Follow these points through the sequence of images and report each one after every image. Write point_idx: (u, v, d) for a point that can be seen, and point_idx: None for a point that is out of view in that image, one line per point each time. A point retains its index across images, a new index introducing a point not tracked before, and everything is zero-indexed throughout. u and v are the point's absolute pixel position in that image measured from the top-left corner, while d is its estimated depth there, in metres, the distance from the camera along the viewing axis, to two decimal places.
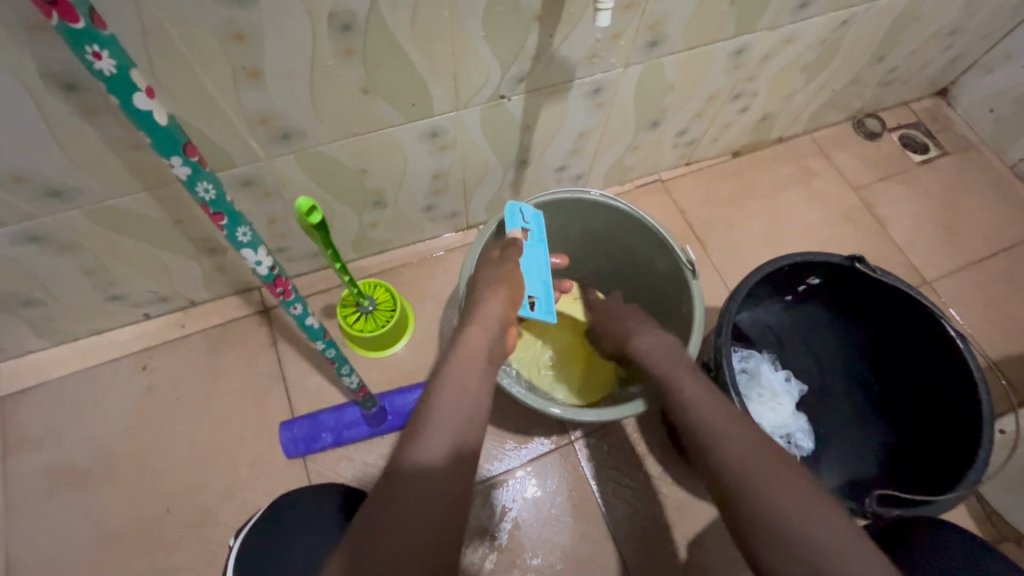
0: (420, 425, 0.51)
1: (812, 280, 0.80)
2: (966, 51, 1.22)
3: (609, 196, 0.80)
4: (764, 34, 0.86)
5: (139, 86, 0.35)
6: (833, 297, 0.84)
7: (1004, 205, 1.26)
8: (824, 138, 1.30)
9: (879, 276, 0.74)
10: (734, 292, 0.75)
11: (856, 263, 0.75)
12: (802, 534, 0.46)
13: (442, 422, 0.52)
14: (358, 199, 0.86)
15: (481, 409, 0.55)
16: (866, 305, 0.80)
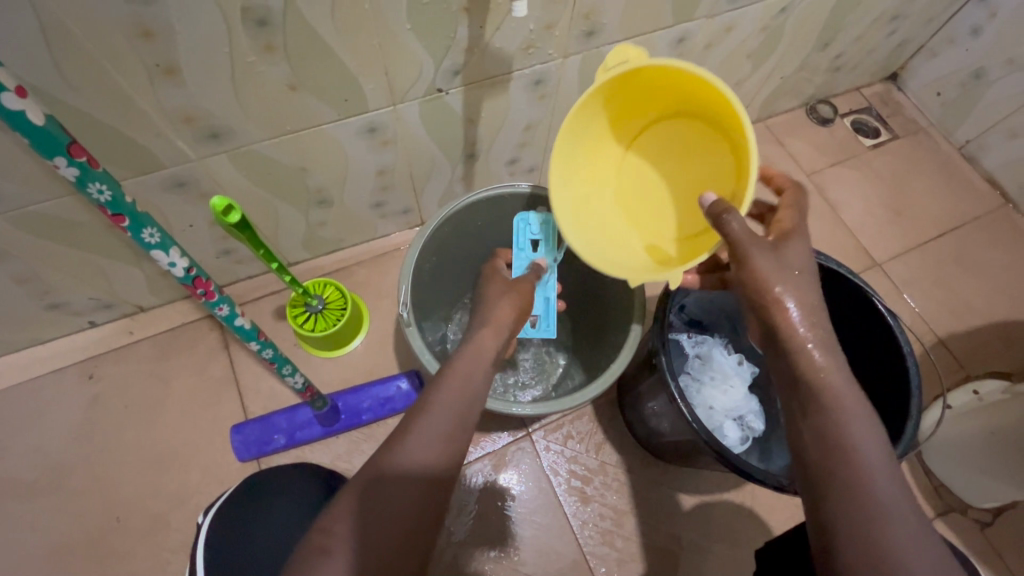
0: (411, 422, 0.51)
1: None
2: (912, 36, 1.24)
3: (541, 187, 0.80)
4: (704, 22, 0.87)
5: (8, 85, 0.34)
6: None
7: (952, 186, 1.29)
8: (777, 125, 1.31)
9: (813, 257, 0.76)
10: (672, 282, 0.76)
11: None
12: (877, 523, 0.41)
13: (431, 425, 0.50)
14: (301, 198, 0.85)
15: (455, 408, 0.52)
16: None
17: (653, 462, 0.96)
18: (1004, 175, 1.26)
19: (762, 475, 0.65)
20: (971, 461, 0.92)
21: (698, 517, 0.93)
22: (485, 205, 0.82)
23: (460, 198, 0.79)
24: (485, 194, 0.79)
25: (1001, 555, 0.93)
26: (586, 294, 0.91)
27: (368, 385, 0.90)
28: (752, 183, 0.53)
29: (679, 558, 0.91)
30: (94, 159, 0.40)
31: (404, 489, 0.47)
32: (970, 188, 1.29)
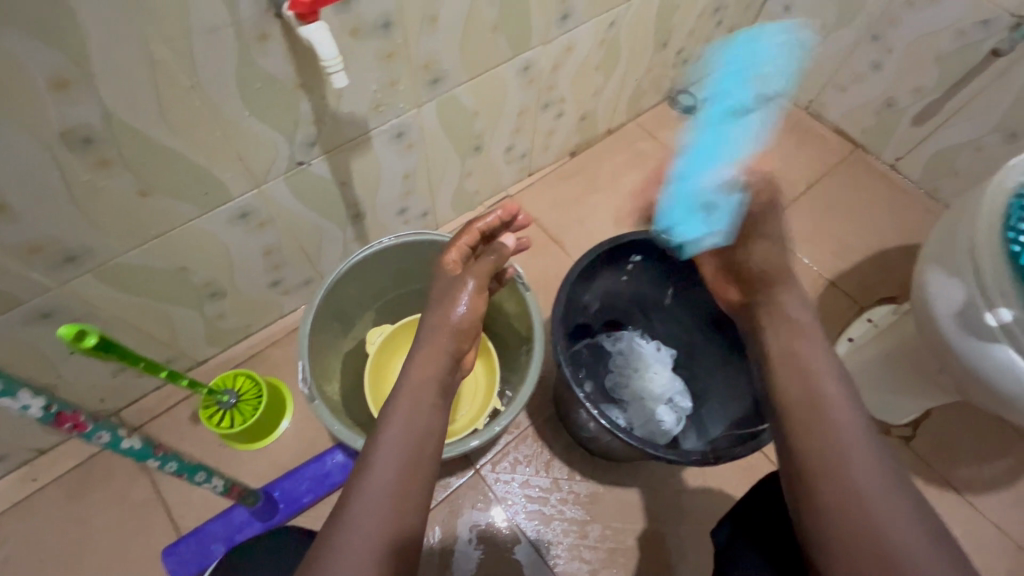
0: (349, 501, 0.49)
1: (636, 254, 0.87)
2: (738, 22, 1.38)
3: (425, 232, 0.83)
4: (542, 49, 0.94)
5: None
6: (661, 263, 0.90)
7: (809, 144, 1.42)
8: (647, 121, 1.41)
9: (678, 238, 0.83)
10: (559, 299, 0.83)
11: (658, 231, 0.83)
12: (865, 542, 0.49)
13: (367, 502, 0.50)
14: (188, 296, 0.83)
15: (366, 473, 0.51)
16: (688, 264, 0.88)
17: (603, 466, 0.98)
18: (847, 124, 1.40)
19: (672, 458, 0.72)
20: (877, 383, 1.00)
21: (658, 506, 0.95)
22: (380, 259, 0.83)
23: (349, 260, 0.79)
24: (379, 247, 0.80)
25: (928, 463, 1.01)
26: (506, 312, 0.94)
27: (302, 466, 0.88)
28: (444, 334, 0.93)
29: (646, 551, 0.93)
30: None
31: (368, 536, 0.48)
32: (824, 141, 1.43)
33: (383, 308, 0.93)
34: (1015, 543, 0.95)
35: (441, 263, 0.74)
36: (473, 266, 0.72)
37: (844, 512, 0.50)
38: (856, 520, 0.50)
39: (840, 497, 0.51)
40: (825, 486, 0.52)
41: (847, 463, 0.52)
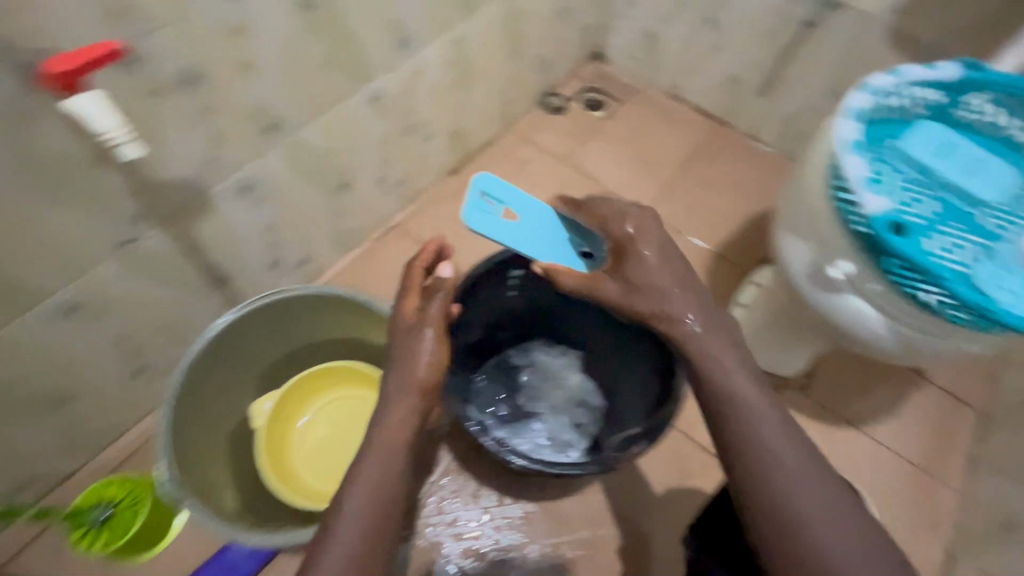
0: None
1: (515, 269, 0.84)
2: (589, 21, 1.43)
3: (285, 290, 0.77)
4: (388, 76, 0.91)
5: None
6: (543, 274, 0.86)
7: (677, 126, 1.49)
8: (522, 127, 1.42)
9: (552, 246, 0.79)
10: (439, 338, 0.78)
11: None
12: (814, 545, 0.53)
13: None
14: (29, 408, 0.73)
15: None
16: None
17: (532, 482, 0.96)
18: (705, 103, 1.49)
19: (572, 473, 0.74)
20: (768, 342, 1.05)
21: (591, 509, 0.95)
22: (236, 330, 0.77)
23: (201, 341, 0.73)
24: (224, 323, 0.74)
25: (826, 405, 1.08)
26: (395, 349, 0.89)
27: (202, 567, 0.79)
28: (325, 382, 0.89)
29: (586, 558, 0.92)
30: None
31: None
32: (690, 121, 1.50)
33: (264, 369, 0.87)
34: (911, 461, 1.04)
35: (398, 313, 0.70)
36: (428, 310, 0.67)
37: (772, 523, 0.54)
38: (785, 526, 0.54)
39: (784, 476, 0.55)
40: (751, 491, 0.56)
41: (774, 476, 0.55)
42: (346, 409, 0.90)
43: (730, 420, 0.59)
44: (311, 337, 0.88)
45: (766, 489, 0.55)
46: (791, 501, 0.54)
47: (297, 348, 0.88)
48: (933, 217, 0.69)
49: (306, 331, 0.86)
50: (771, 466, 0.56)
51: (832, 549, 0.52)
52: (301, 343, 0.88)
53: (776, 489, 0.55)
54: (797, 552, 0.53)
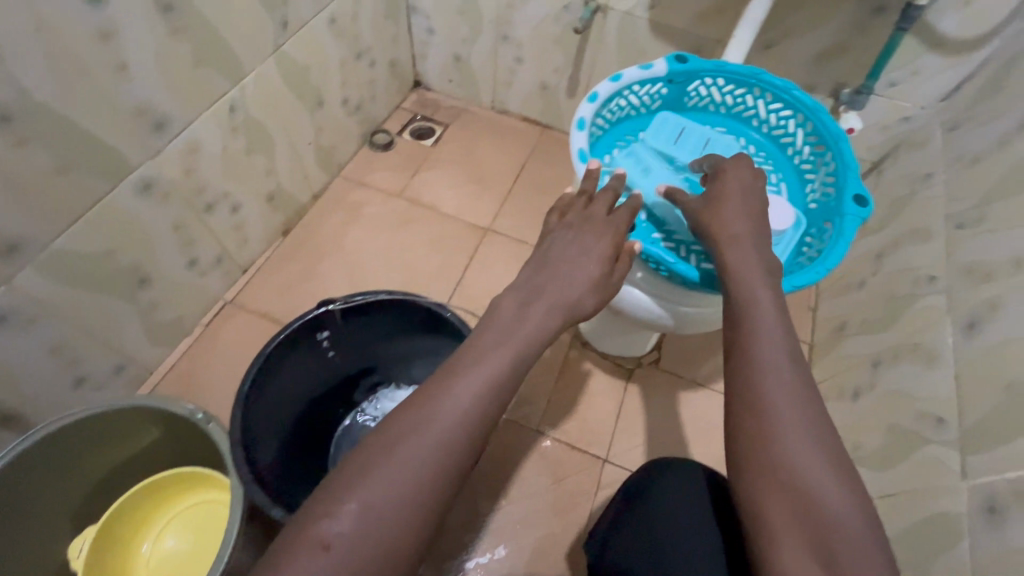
0: None
1: (322, 331, 0.81)
2: (395, 55, 1.45)
3: (63, 416, 0.71)
4: (154, 163, 0.86)
5: None
6: (357, 328, 0.84)
7: (506, 139, 1.54)
8: (352, 170, 1.41)
9: (350, 302, 0.79)
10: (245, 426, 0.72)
11: (327, 304, 0.78)
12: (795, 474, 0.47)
13: None
14: None
15: None
16: (382, 316, 0.84)
17: None
18: (527, 111, 1.55)
19: None
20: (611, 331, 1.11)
21: (468, 537, 0.97)
22: (10, 477, 0.70)
23: None
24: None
25: (679, 375, 1.15)
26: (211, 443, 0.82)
27: None
28: (166, 495, 0.84)
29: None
30: None
31: None
32: (517, 131, 1.56)
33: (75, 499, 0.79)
34: None
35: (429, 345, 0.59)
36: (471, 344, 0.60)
37: (758, 433, 0.49)
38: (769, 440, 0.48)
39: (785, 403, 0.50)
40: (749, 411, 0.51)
41: (773, 388, 0.50)
42: (189, 526, 0.84)
43: (751, 330, 0.54)
44: (113, 460, 0.81)
45: (761, 399, 0.50)
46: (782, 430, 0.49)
47: (102, 476, 0.81)
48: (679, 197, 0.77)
49: (101, 456, 0.79)
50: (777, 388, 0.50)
51: (806, 473, 0.46)
52: (103, 470, 0.81)
53: (775, 402, 0.49)
54: (770, 468, 0.47)
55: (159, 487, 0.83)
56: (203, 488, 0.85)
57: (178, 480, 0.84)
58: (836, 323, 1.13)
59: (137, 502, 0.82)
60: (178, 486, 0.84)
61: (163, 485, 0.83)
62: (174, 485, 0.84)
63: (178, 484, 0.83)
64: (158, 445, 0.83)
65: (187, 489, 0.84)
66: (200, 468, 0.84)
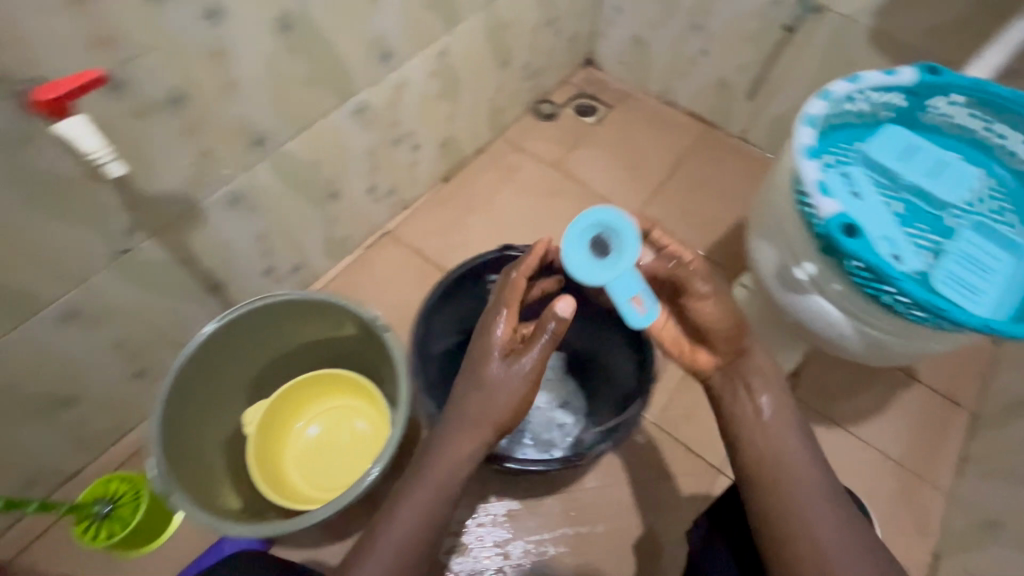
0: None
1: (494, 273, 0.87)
2: (578, 29, 1.46)
3: (269, 295, 0.81)
4: (371, 90, 0.94)
5: None
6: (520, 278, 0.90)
7: (666, 130, 1.51)
8: (514, 134, 1.45)
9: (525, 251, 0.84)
10: (418, 337, 0.80)
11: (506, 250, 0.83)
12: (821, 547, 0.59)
13: None
14: (33, 412, 0.78)
15: None
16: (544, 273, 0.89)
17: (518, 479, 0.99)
18: (696, 106, 1.50)
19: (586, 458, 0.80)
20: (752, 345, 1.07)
21: (572, 505, 0.98)
22: (222, 337, 0.81)
23: (189, 343, 0.77)
24: (202, 336, 0.77)
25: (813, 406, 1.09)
26: (371, 350, 0.91)
27: (201, 558, 0.84)
28: (325, 389, 0.94)
29: (568, 553, 0.95)
30: None
31: None
32: (679, 124, 1.52)
33: (255, 371, 0.90)
34: (898, 460, 1.04)
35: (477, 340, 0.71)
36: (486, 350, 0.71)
37: (794, 528, 0.61)
38: (792, 515, 0.61)
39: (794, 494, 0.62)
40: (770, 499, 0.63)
41: (803, 496, 0.62)
42: (336, 421, 0.94)
43: (778, 446, 0.65)
44: (291, 345, 0.92)
45: (794, 503, 0.62)
46: (803, 510, 0.61)
47: (278, 358, 0.92)
48: (898, 217, 0.71)
49: (282, 339, 0.90)
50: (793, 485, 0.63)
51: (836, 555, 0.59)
52: (282, 352, 0.92)
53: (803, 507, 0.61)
54: (812, 553, 0.59)
55: (322, 381, 0.93)
56: (356, 392, 0.94)
57: (337, 379, 0.93)
58: (1014, 394, 1.00)
59: (302, 389, 0.92)
60: (336, 384, 0.94)
61: (324, 380, 0.93)
62: (332, 383, 0.94)
63: (335, 381, 0.93)
64: (327, 341, 0.92)
65: (341, 387, 0.94)
66: (356, 374, 0.93)
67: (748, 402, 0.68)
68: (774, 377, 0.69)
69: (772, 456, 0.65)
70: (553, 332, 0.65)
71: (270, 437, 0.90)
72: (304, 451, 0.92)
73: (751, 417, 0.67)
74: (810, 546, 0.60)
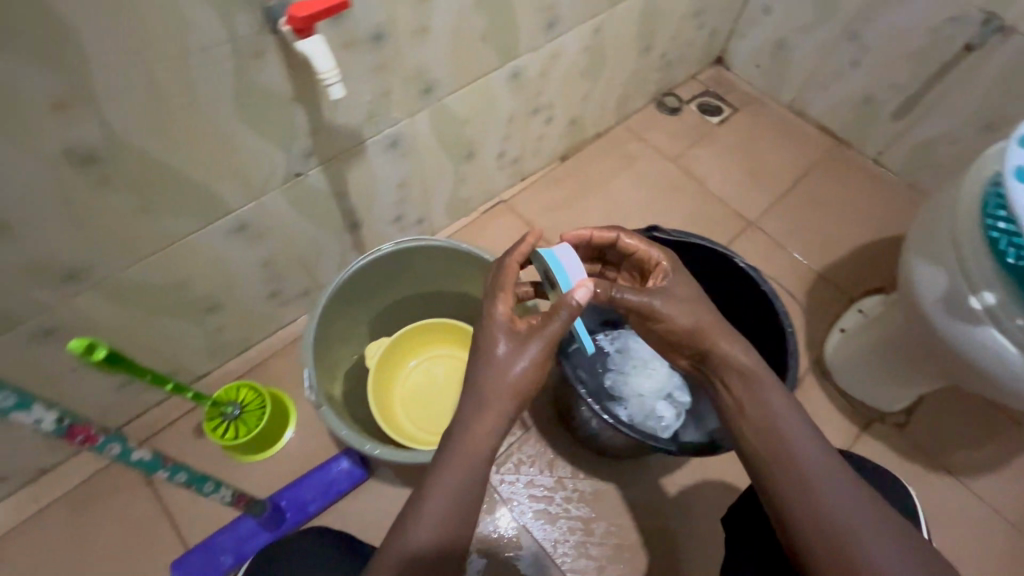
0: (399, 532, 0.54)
1: None
2: (719, 25, 1.42)
3: (421, 238, 0.85)
4: (530, 56, 0.95)
5: None
6: None
7: (793, 141, 1.45)
8: (635, 123, 1.43)
9: (672, 235, 0.83)
10: None
11: (652, 230, 0.84)
12: (853, 538, 0.53)
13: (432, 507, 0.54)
14: (189, 311, 0.84)
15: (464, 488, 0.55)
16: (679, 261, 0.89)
17: (607, 462, 0.99)
18: (829, 120, 1.43)
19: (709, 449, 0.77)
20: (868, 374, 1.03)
21: (660, 498, 0.98)
22: (370, 269, 0.85)
23: (346, 268, 0.82)
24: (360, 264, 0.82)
25: (922, 448, 1.03)
26: None
27: (308, 475, 0.90)
28: (439, 337, 0.97)
29: (648, 545, 0.95)
30: None
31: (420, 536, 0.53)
32: (807, 137, 1.46)
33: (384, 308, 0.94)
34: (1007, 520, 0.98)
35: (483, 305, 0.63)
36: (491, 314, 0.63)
37: (806, 515, 0.55)
38: (798, 505, 0.55)
39: (793, 478, 0.56)
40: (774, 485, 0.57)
41: (811, 482, 0.56)
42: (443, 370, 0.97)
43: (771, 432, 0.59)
44: (420, 290, 0.95)
45: (803, 489, 0.56)
46: (815, 495, 0.55)
47: (406, 300, 0.96)
48: None
49: (415, 283, 0.93)
50: (795, 464, 0.57)
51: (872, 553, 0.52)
52: (411, 295, 0.95)
53: (815, 494, 0.55)
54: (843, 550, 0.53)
55: (439, 328, 0.95)
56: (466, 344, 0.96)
57: (451, 329, 0.96)
58: None
59: (419, 332, 0.95)
60: (449, 333, 0.96)
61: (439, 328, 0.96)
62: (446, 331, 0.96)
63: (453, 332, 0.96)
64: (454, 292, 0.96)
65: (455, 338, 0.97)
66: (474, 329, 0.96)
67: (729, 396, 0.64)
68: (755, 370, 0.62)
69: (755, 437, 0.60)
70: (569, 316, 0.57)
71: (384, 373, 0.93)
72: (410, 392, 0.95)
73: (737, 416, 0.62)
74: (839, 543, 0.53)
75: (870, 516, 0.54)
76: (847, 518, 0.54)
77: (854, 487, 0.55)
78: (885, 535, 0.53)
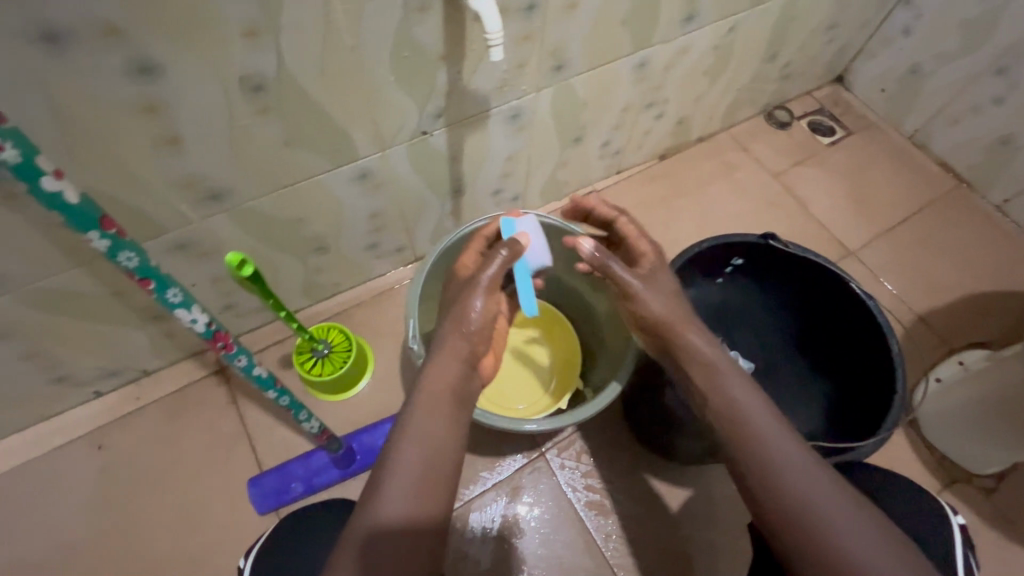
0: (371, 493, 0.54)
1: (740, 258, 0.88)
2: (850, 41, 1.34)
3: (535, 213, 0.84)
4: (660, 47, 0.94)
5: (97, 223, 0.44)
6: (760, 274, 0.91)
7: (908, 175, 1.36)
8: (740, 132, 1.39)
9: (789, 247, 0.84)
10: None
11: (770, 239, 0.84)
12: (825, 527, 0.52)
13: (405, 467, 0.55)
14: (298, 248, 0.88)
15: (444, 459, 0.57)
16: (787, 278, 0.89)
17: (668, 467, 0.98)
18: (953, 158, 1.34)
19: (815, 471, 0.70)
20: (964, 431, 0.97)
21: (716, 513, 0.96)
22: None
23: (459, 230, 0.82)
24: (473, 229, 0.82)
25: (1008, 517, 0.97)
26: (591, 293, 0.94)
27: (380, 424, 0.93)
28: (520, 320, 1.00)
29: (699, 558, 0.93)
30: (148, 281, 0.49)
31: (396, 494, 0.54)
32: (925, 173, 1.37)
33: None
34: None
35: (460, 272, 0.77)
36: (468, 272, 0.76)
37: (779, 505, 0.55)
38: (767, 491, 0.56)
39: (764, 466, 0.57)
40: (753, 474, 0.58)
41: (782, 471, 0.56)
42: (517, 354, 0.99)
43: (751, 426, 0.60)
44: None
45: (776, 477, 0.56)
46: (784, 481, 0.56)
47: None
48: None
49: None
50: (769, 454, 0.57)
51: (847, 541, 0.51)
52: None
53: (787, 482, 0.55)
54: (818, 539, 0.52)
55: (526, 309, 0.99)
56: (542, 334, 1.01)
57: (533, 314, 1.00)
58: None
59: None
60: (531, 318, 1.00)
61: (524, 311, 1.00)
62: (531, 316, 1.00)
63: None
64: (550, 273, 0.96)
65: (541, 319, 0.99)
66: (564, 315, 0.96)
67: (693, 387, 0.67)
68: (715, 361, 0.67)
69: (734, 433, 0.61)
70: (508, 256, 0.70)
71: None
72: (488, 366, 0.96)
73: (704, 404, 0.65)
74: (809, 527, 0.53)
75: (842, 508, 0.53)
76: (815, 504, 0.54)
77: (819, 475, 0.56)
78: (857, 527, 0.52)
